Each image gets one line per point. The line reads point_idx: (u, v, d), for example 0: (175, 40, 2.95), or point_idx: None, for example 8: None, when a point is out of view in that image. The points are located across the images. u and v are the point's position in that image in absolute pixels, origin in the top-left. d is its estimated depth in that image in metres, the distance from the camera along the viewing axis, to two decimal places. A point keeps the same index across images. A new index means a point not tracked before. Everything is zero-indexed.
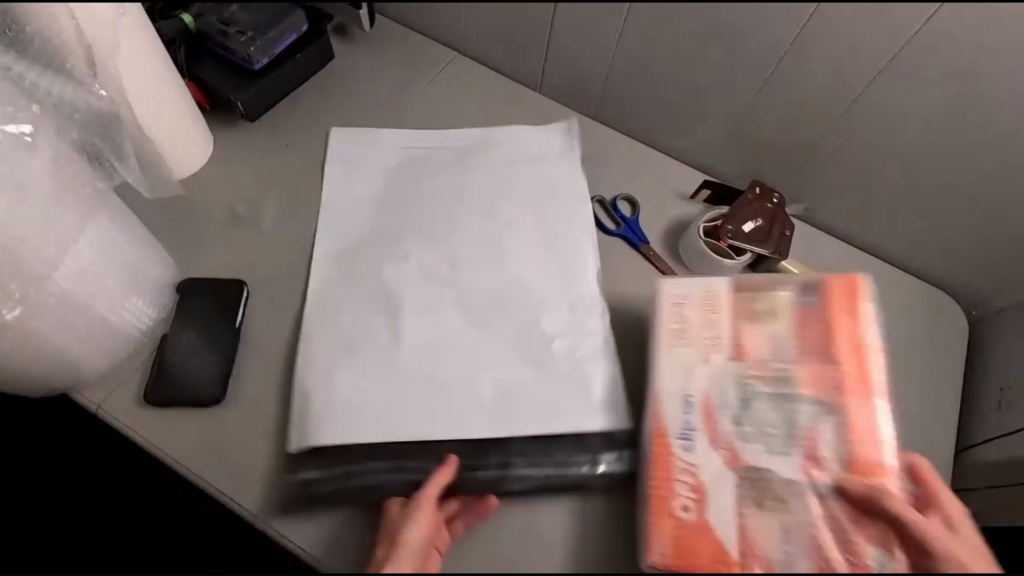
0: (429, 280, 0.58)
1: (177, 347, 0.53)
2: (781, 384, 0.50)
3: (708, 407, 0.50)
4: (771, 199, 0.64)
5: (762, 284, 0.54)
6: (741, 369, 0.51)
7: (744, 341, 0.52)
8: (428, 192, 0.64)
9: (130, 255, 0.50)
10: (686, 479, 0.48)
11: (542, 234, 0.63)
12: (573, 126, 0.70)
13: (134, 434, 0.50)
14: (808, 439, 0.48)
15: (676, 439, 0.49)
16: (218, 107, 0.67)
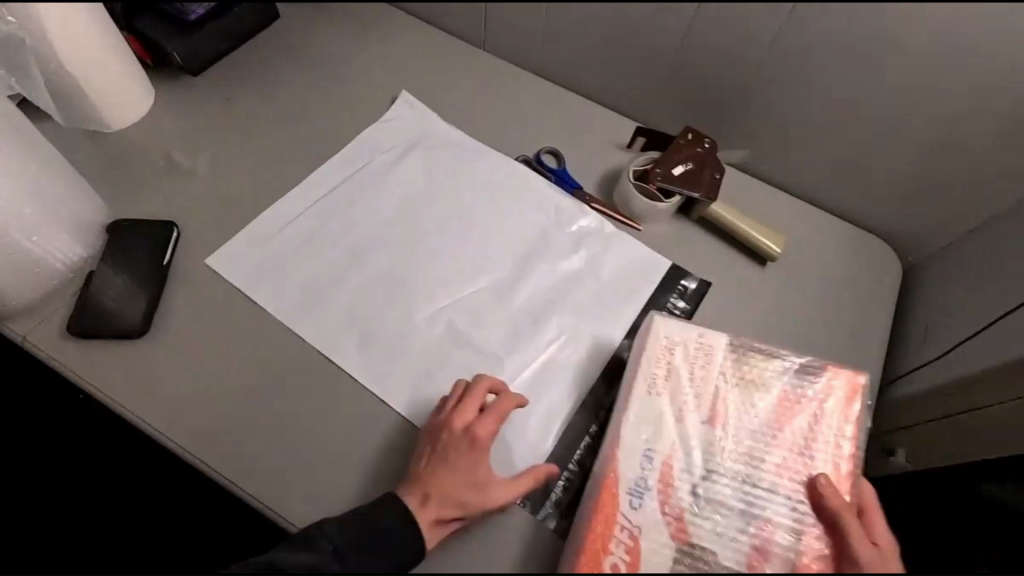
0: (364, 264, 0.59)
1: (105, 282, 0.54)
2: (754, 456, 0.49)
3: (666, 462, 0.49)
4: (703, 143, 0.64)
5: (708, 344, 0.52)
6: (710, 434, 0.50)
7: (717, 407, 0.50)
8: (365, 184, 0.64)
9: (55, 194, 0.51)
10: (622, 536, 0.46)
11: (500, 213, 0.64)
12: (411, 99, 0.69)
13: (59, 364, 0.51)
14: (740, 512, 0.48)
15: (626, 493, 0.48)
16: (161, 63, 0.68)
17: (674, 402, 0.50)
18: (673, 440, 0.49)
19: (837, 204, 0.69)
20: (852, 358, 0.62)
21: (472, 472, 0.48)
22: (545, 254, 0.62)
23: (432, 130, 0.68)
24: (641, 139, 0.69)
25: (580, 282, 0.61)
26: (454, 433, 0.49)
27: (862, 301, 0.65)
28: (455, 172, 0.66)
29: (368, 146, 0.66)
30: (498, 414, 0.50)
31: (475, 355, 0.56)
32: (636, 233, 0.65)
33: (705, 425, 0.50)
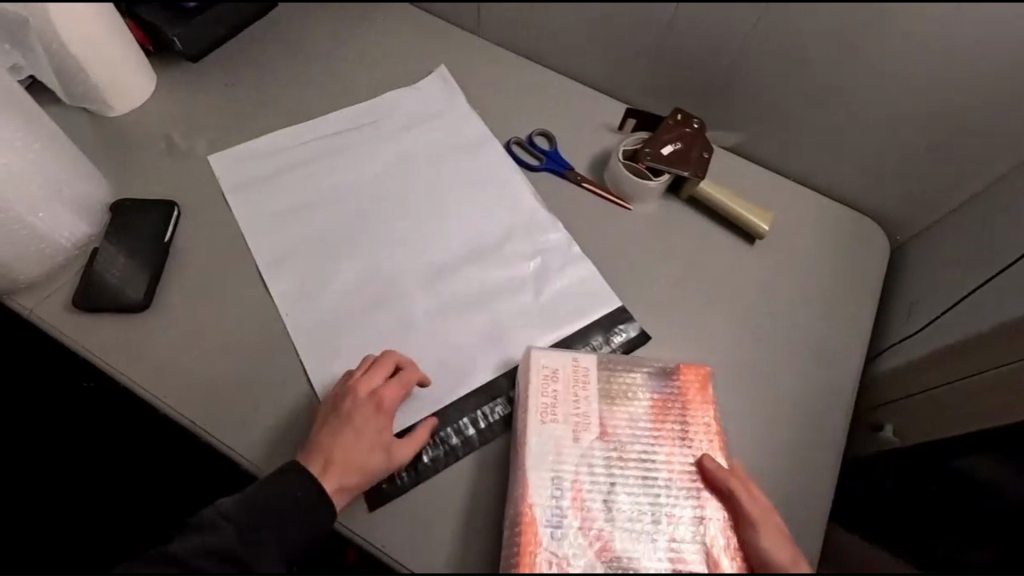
0: (356, 241, 0.61)
1: (107, 259, 0.56)
2: (644, 469, 0.51)
3: (576, 489, 0.49)
4: (691, 124, 0.65)
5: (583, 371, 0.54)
6: (606, 455, 0.51)
7: (607, 424, 0.52)
8: (334, 165, 0.65)
9: (63, 174, 0.53)
10: (551, 562, 0.47)
11: (474, 192, 0.66)
12: (447, 78, 0.72)
13: (64, 337, 0.53)
14: (649, 518, 0.49)
15: (543, 524, 0.48)
16: (160, 49, 0.69)
17: (568, 425, 0.51)
18: (574, 458, 0.50)
19: (825, 185, 0.70)
20: (838, 334, 0.63)
21: (371, 436, 0.50)
22: (528, 249, 0.63)
23: (450, 110, 0.70)
24: (632, 120, 0.69)
25: (553, 264, 0.63)
26: (359, 398, 0.51)
27: (849, 278, 0.66)
28: (459, 155, 0.67)
29: (379, 122, 0.68)
30: (402, 380, 0.53)
31: (446, 348, 0.57)
32: (626, 211, 0.67)
33: (598, 448, 0.51)
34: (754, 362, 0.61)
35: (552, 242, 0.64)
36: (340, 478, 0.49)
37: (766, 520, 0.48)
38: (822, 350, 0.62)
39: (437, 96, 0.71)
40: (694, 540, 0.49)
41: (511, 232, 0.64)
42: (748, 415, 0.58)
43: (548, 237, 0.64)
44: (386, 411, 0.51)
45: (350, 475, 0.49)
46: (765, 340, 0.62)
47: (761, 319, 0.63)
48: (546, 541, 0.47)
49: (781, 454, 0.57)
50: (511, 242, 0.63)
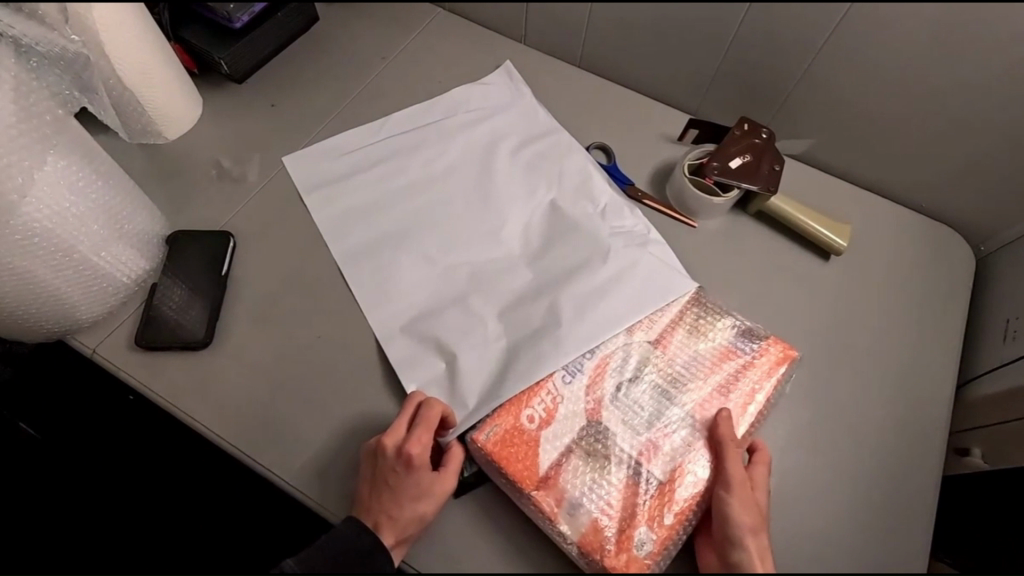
0: (432, 237, 0.60)
1: (166, 294, 0.55)
2: (673, 385, 0.54)
3: (602, 361, 0.54)
4: (759, 134, 0.62)
5: (715, 311, 0.57)
6: (650, 351, 0.55)
7: (667, 338, 0.56)
8: (405, 155, 0.65)
9: (125, 211, 0.52)
10: (545, 399, 0.52)
11: (542, 180, 0.64)
12: (512, 72, 0.70)
13: (125, 375, 0.52)
14: (648, 426, 0.52)
15: (561, 369, 0.53)
16: (206, 70, 0.68)
17: (624, 320, 0.55)
18: (611, 352, 0.55)
19: (900, 194, 0.66)
20: (920, 355, 0.60)
21: (412, 492, 0.46)
22: (604, 233, 0.61)
23: (516, 103, 0.68)
24: (693, 131, 0.67)
25: (635, 250, 0.60)
26: (388, 456, 0.47)
27: (930, 293, 0.62)
28: (527, 146, 0.66)
29: (450, 117, 0.67)
30: (427, 430, 0.48)
31: (528, 328, 0.56)
32: (690, 228, 0.64)
33: (645, 342, 0.55)
34: (834, 384, 0.58)
35: (628, 227, 0.61)
36: (395, 535, 0.46)
37: (751, 520, 0.46)
38: (903, 371, 0.59)
39: (500, 88, 0.69)
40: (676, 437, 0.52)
41: (585, 219, 0.61)
42: (830, 441, 0.55)
43: (625, 222, 0.62)
44: (418, 464, 0.47)
45: (405, 529, 0.46)
46: (842, 361, 0.59)
47: (838, 338, 0.60)
48: (552, 399, 0.52)
49: (866, 484, 0.54)
50: (587, 228, 0.61)
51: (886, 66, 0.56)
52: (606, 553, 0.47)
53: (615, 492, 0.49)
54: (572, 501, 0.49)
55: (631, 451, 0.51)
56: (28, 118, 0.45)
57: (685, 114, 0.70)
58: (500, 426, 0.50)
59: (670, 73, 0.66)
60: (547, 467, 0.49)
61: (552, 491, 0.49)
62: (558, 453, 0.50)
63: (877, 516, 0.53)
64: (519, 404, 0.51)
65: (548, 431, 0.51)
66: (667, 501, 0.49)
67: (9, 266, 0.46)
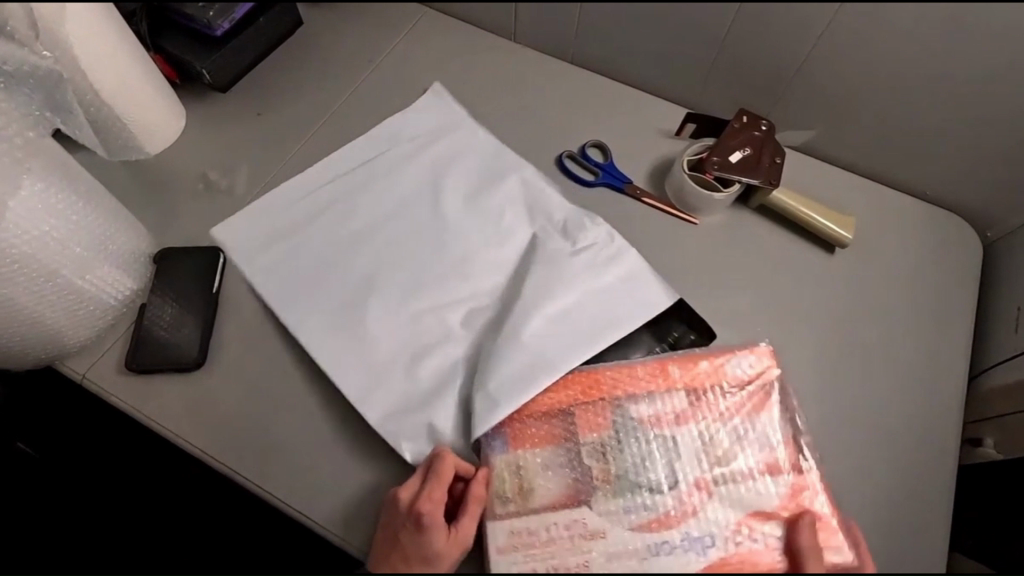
0: (396, 268, 0.58)
1: (156, 315, 0.53)
2: (600, 449, 0.49)
3: (562, 496, 0.48)
4: (759, 126, 0.60)
5: (485, 473, 0.48)
6: (565, 453, 0.49)
7: (533, 435, 0.50)
8: (351, 185, 0.61)
9: (110, 231, 0.50)
10: (569, 480, 0.48)
11: (500, 200, 0.61)
12: (440, 92, 0.68)
13: (117, 400, 0.51)
14: (568, 449, 0.49)
15: (574, 485, 0.48)
16: (188, 81, 0.66)
17: (507, 455, 0.49)
18: (562, 475, 0.48)
19: (903, 182, 0.65)
20: (931, 347, 0.59)
21: (419, 553, 0.44)
22: (568, 251, 0.58)
23: (456, 124, 0.66)
24: (690, 125, 0.65)
25: (599, 266, 0.57)
26: (401, 513, 0.46)
27: (938, 282, 0.61)
28: (481, 165, 0.64)
29: (391, 146, 0.64)
30: (441, 485, 0.47)
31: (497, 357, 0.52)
32: (692, 225, 0.62)
33: (583, 465, 0.49)
34: (845, 380, 0.57)
35: (591, 240, 0.59)
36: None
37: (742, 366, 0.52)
38: (913, 363, 0.58)
39: (438, 110, 0.67)
40: (636, 419, 0.50)
41: (549, 234, 0.59)
42: (841, 439, 0.54)
43: (588, 235, 0.59)
44: (429, 524, 0.45)
45: None
46: (851, 356, 0.58)
47: (846, 333, 0.59)
48: (534, 526, 0.47)
49: (882, 483, 0.53)
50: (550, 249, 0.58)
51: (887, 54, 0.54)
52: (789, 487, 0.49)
53: (677, 437, 0.50)
54: (693, 479, 0.49)
55: (642, 443, 0.49)
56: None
57: (681, 107, 0.68)
58: (587, 551, 0.46)
59: (665, 66, 0.65)
60: (654, 517, 0.47)
61: (714, 512, 0.48)
62: (621, 506, 0.48)
63: (893, 514, 0.52)
64: (555, 555, 0.46)
65: (594, 522, 0.47)
66: (699, 413, 0.51)
67: None
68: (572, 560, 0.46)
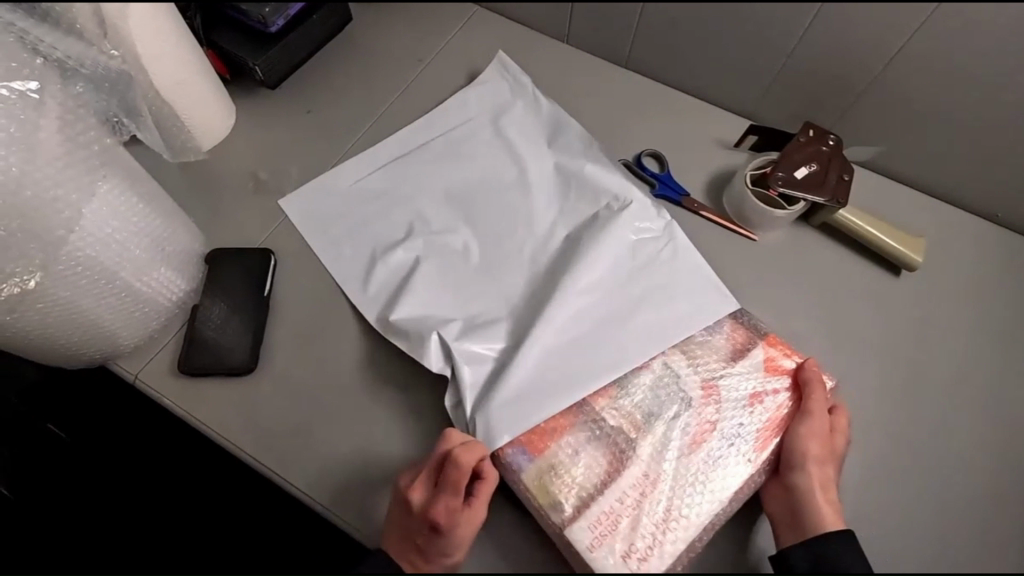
0: (452, 247, 0.57)
1: (208, 317, 0.53)
2: (728, 439, 0.49)
3: (736, 486, 0.48)
4: (826, 141, 0.58)
5: (643, 475, 0.47)
6: (685, 449, 0.48)
7: (686, 442, 0.49)
8: (411, 166, 0.61)
9: (166, 232, 0.49)
10: (715, 451, 0.49)
11: (558, 181, 0.60)
12: (505, 61, 0.66)
13: (167, 401, 0.50)
14: (691, 450, 0.49)
15: (704, 459, 0.49)
16: (238, 76, 0.65)
17: (671, 480, 0.47)
18: (694, 458, 0.48)
19: (970, 202, 0.63)
20: (996, 374, 0.57)
21: (441, 549, 0.44)
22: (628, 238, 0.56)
23: (515, 102, 0.64)
24: (752, 137, 0.63)
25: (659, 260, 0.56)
26: (414, 518, 0.44)
27: (1003, 307, 0.60)
28: (540, 145, 0.62)
29: (451, 128, 0.63)
30: (455, 485, 0.44)
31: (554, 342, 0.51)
32: (751, 241, 0.61)
33: (704, 458, 0.49)
34: (903, 404, 0.55)
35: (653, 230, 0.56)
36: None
37: (813, 378, 0.51)
38: (979, 396, 0.56)
39: (498, 89, 0.65)
40: (739, 410, 0.50)
41: (607, 213, 0.57)
42: (903, 472, 0.53)
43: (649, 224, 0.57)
44: (444, 527, 0.43)
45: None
46: (914, 385, 0.56)
47: (908, 360, 0.57)
48: (605, 505, 0.46)
49: (945, 515, 0.51)
50: (615, 229, 0.56)
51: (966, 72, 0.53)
52: (766, 432, 0.50)
53: (761, 419, 0.50)
54: (698, 392, 0.50)
55: (741, 435, 0.50)
56: (76, 149, 0.43)
57: (741, 118, 0.66)
58: (659, 497, 0.47)
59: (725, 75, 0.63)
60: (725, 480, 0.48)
61: (729, 421, 0.50)
62: (723, 474, 0.48)
63: (961, 555, 0.50)
64: (641, 516, 0.46)
65: (648, 470, 0.48)
66: (707, 352, 0.52)
67: (53, 296, 0.43)
68: (655, 511, 0.46)
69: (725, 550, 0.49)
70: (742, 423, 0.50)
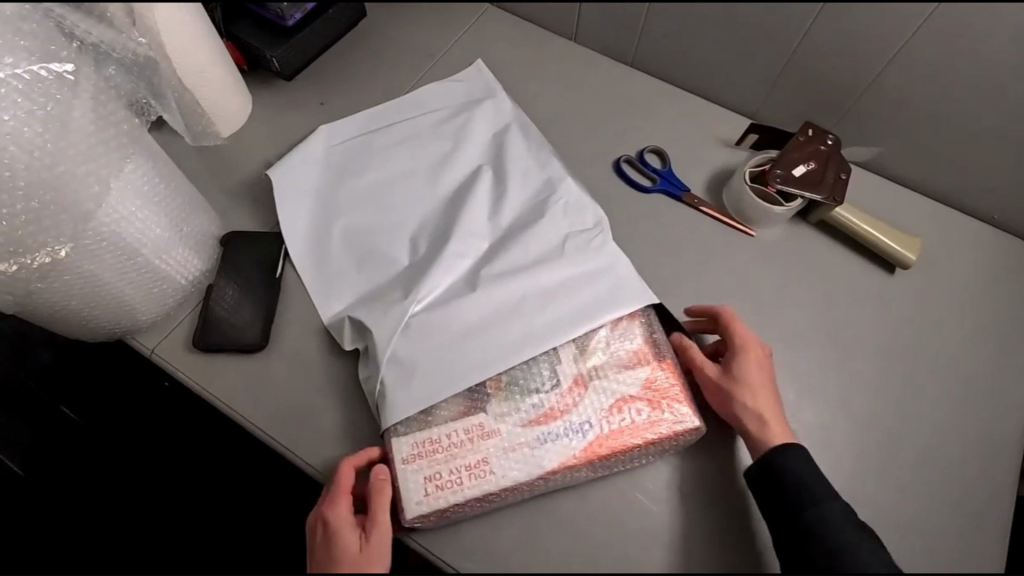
0: (400, 225, 0.58)
1: (221, 297, 0.55)
2: (570, 432, 0.48)
3: (553, 468, 0.47)
4: (825, 140, 0.59)
5: (477, 427, 0.48)
6: (527, 421, 0.48)
7: (542, 414, 0.48)
8: (374, 146, 0.63)
9: (183, 212, 0.51)
10: (571, 436, 0.48)
11: (500, 175, 0.60)
12: (482, 68, 0.67)
13: (182, 375, 0.52)
14: (543, 432, 0.48)
15: (538, 443, 0.48)
16: (256, 67, 0.67)
17: (510, 439, 0.48)
18: (534, 432, 0.48)
19: (970, 204, 0.64)
20: (990, 373, 0.58)
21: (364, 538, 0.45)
22: (562, 230, 0.57)
23: (487, 98, 0.66)
24: (752, 135, 0.65)
25: (590, 258, 0.55)
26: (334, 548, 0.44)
27: (998, 307, 0.61)
28: (497, 139, 0.63)
29: (419, 113, 0.65)
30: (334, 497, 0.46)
31: (488, 316, 0.52)
32: (749, 237, 0.62)
33: (541, 442, 0.48)
34: (894, 398, 0.56)
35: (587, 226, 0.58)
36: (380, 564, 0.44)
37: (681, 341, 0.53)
38: (967, 390, 0.57)
39: (474, 85, 0.67)
40: (603, 404, 0.49)
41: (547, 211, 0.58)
42: (890, 462, 0.54)
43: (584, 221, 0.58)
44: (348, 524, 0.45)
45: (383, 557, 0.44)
46: (906, 379, 0.57)
47: (900, 354, 0.58)
48: (435, 434, 0.48)
49: (933, 507, 0.53)
50: (549, 222, 0.57)
51: (961, 76, 0.54)
52: (607, 439, 0.48)
53: (623, 430, 0.48)
54: (567, 382, 0.50)
55: (593, 436, 0.48)
56: (105, 127, 0.45)
57: (742, 116, 0.68)
58: (482, 449, 0.47)
59: (727, 77, 0.64)
60: (554, 464, 0.47)
61: (581, 413, 0.49)
62: (555, 456, 0.47)
63: (943, 542, 0.51)
64: (456, 457, 0.47)
65: (485, 422, 0.48)
66: (601, 352, 0.51)
67: (77, 268, 0.45)
68: (472, 457, 0.47)
69: (724, 534, 0.49)
70: (595, 418, 0.49)
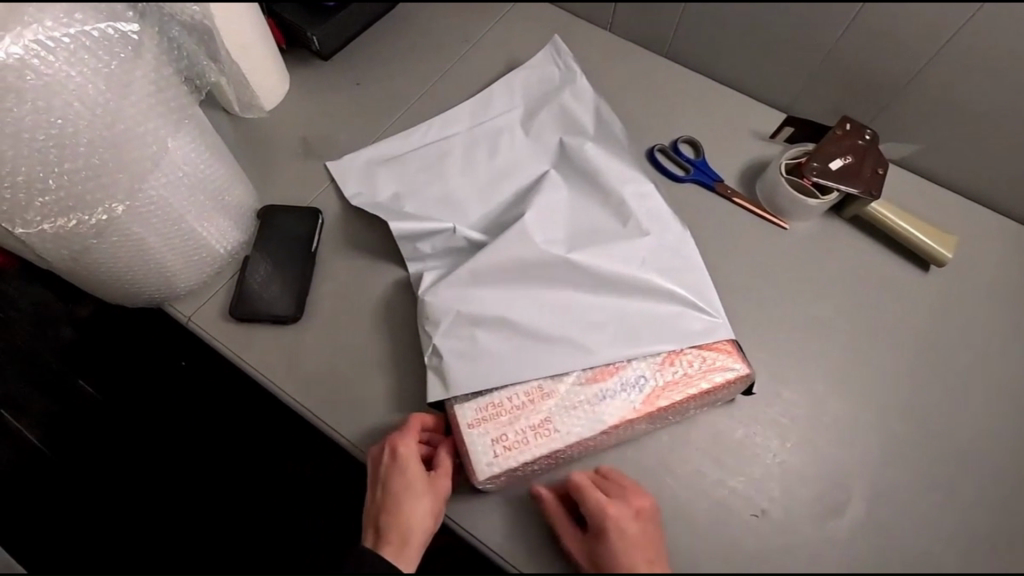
0: (476, 197, 0.58)
1: (256, 269, 0.55)
2: (626, 386, 0.49)
3: (615, 422, 0.48)
4: (862, 135, 0.59)
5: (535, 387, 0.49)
6: (584, 376, 0.49)
7: (596, 370, 0.49)
8: (454, 123, 0.63)
9: (225, 183, 0.52)
10: (625, 391, 0.49)
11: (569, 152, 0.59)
12: (560, 45, 0.67)
13: (218, 342, 0.53)
14: (600, 389, 0.49)
15: (597, 399, 0.48)
16: (294, 46, 0.68)
17: (568, 396, 0.48)
18: (595, 387, 0.49)
19: (1007, 206, 0.63)
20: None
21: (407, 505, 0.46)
22: (635, 207, 0.55)
23: (563, 78, 0.65)
24: (788, 129, 0.65)
25: (660, 234, 0.54)
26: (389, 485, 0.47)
27: None
28: (571, 117, 0.62)
29: (499, 92, 0.65)
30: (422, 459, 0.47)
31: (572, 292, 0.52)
32: (781, 230, 0.62)
33: (600, 398, 0.48)
34: (925, 396, 0.56)
35: (653, 207, 0.55)
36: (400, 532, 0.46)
37: None
38: (1000, 392, 0.57)
39: (554, 65, 0.66)
40: (648, 362, 0.50)
41: (623, 183, 0.56)
42: (917, 458, 0.54)
43: (649, 204, 0.55)
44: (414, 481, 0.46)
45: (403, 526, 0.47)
46: (937, 378, 0.57)
47: (930, 352, 0.58)
48: (495, 397, 0.48)
49: (961, 505, 0.52)
50: (615, 195, 0.55)
51: (1008, 75, 0.54)
52: (663, 391, 0.49)
53: (668, 390, 0.49)
54: (657, 358, 0.50)
55: (645, 392, 0.49)
56: (166, 88, 0.45)
57: (776, 111, 0.67)
58: (542, 409, 0.48)
59: (764, 71, 0.64)
60: (614, 419, 0.48)
61: (633, 369, 0.49)
62: (613, 411, 0.48)
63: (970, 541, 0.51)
64: (520, 418, 0.48)
65: (545, 383, 0.49)
66: (663, 324, 0.51)
67: (125, 231, 0.46)
68: (534, 417, 0.48)
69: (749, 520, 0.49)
70: (646, 375, 0.49)
